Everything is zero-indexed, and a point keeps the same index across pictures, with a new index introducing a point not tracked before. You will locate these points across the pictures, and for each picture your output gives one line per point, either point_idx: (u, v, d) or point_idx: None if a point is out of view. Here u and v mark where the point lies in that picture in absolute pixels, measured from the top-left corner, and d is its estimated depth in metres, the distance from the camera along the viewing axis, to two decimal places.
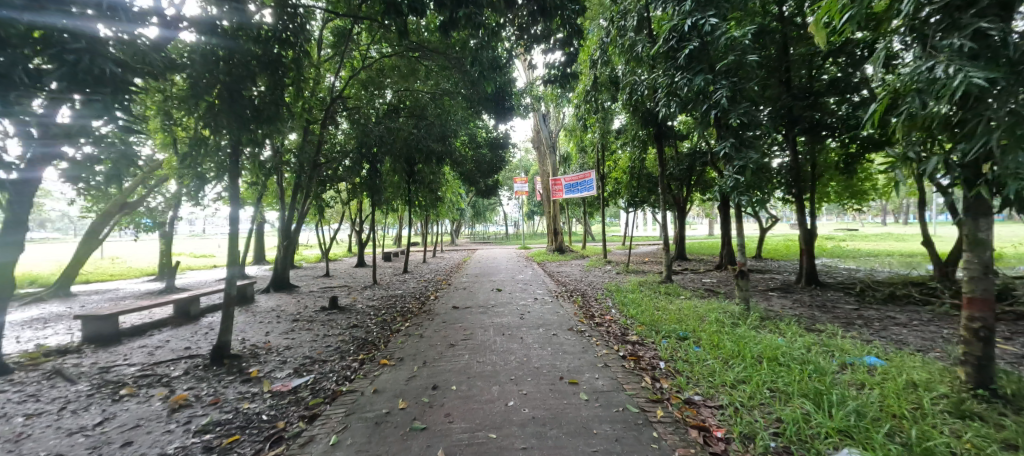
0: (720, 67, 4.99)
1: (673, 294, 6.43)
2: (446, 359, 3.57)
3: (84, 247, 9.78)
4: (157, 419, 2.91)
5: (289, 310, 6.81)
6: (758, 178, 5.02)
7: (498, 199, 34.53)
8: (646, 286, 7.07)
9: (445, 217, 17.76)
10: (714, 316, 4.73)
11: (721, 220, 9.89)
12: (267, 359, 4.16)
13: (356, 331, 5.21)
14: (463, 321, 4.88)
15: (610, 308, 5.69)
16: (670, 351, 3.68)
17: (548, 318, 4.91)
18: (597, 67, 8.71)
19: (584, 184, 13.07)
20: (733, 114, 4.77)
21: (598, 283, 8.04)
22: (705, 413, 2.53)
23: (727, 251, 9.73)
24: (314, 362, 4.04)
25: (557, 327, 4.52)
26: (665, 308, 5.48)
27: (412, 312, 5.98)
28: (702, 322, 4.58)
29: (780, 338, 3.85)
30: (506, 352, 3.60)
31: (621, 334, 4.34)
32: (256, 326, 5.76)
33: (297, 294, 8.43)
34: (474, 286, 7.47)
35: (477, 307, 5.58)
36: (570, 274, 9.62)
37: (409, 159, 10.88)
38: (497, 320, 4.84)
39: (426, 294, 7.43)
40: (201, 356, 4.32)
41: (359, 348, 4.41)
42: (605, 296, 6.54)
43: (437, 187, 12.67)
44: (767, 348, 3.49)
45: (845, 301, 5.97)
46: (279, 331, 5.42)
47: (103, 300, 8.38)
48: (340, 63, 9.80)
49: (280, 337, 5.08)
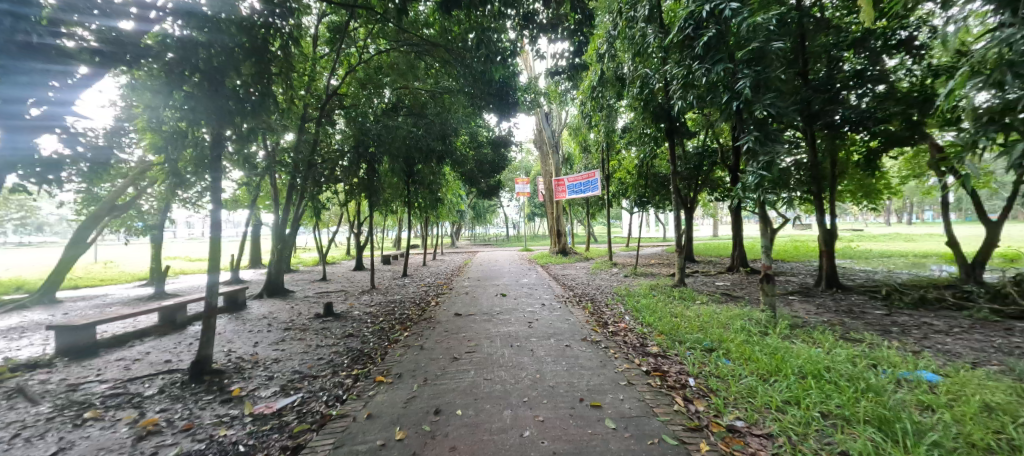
0: (741, 56, 4.64)
1: (689, 299, 6.07)
2: (449, 375, 3.19)
3: (70, 251, 9.40)
4: (119, 449, 2.55)
5: (282, 318, 6.43)
6: (784, 174, 4.68)
7: (499, 200, 34.19)
8: (659, 290, 6.71)
9: (445, 219, 17.40)
10: (739, 324, 4.36)
11: (732, 220, 9.52)
12: (252, 375, 3.79)
13: (351, 341, 4.84)
14: (467, 331, 4.50)
15: (623, 315, 5.32)
16: (698, 365, 3.30)
17: (559, 327, 4.54)
18: (603, 62, 8.40)
19: (589, 184, 12.72)
20: (758, 105, 4.43)
21: (607, 286, 7.68)
22: (754, 443, 2.16)
23: (739, 253, 9.36)
24: (303, 378, 3.67)
25: (569, 337, 4.15)
26: (683, 314, 5.11)
27: (412, 319, 5.61)
28: (727, 331, 4.21)
29: (817, 350, 3.49)
30: (516, 367, 3.23)
31: (640, 345, 3.98)
32: (244, 336, 5.39)
33: (291, 299, 8.06)
34: (476, 291, 7.08)
35: (481, 314, 5.21)
36: (576, 278, 9.25)
37: (408, 159, 10.55)
38: (503, 329, 4.46)
39: (426, 300, 7.06)
40: (180, 370, 3.95)
41: (353, 361, 4.03)
42: (617, 301, 6.17)
43: (437, 188, 12.33)
44: (809, 363, 3.12)
45: (873, 306, 5.61)
46: (269, 341, 5.04)
47: (88, 307, 8.01)
48: (337, 60, 9.49)
49: (269, 348, 4.70)
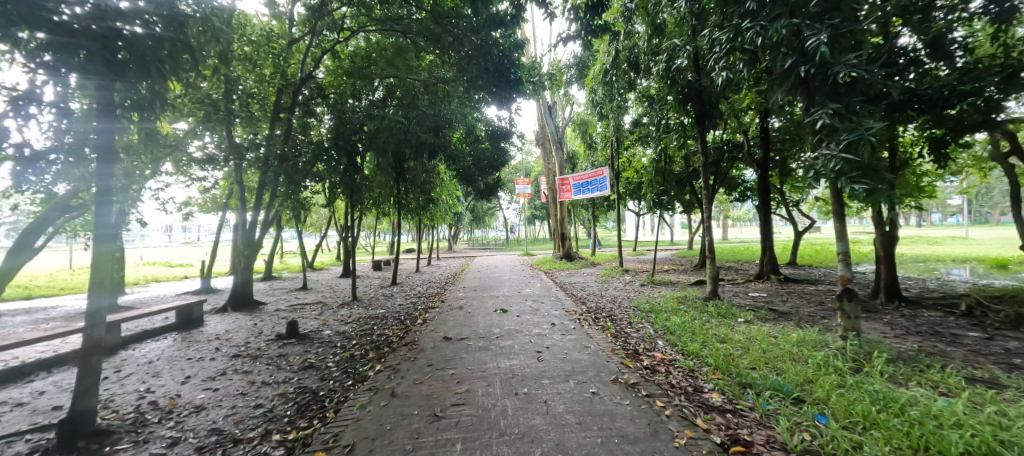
0: (814, 5, 3.57)
1: (729, 318, 4.99)
2: (422, 453, 2.09)
3: (14, 257, 8.29)
4: None
5: (236, 339, 5.33)
6: (875, 159, 3.54)
7: (498, 202, 33.08)
8: (690, 304, 5.63)
9: (441, 222, 16.31)
10: (818, 358, 3.28)
11: (761, 222, 8.45)
12: (150, 438, 2.68)
13: (308, 376, 3.74)
14: (456, 366, 3.39)
15: (655, 338, 4.25)
16: (797, 434, 2.20)
17: (577, 359, 3.44)
18: (617, 41, 7.34)
19: (597, 182, 11.65)
20: (843, 68, 3.35)
21: (624, 299, 6.60)
22: None
23: (769, 258, 8.31)
24: (219, 442, 2.57)
25: (593, 377, 3.05)
26: (734, 341, 4.02)
27: (391, 344, 4.51)
28: (805, 370, 3.13)
29: (962, 405, 2.39)
30: (525, 440, 2.12)
31: (694, 390, 2.88)
32: (179, 366, 4.29)
33: (258, 314, 6.95)
34: (472, 306, 5.99)
35: (476, 340, 4.11)
36: (585, 287, 8.16)
37: (398, 153, 9.47)
38: (505, 364, 3.35)
39: (412, 316, 5.96)
40: (55, 429, 2.83)
41: (298, 413, 2.92)
42: (641, 319, 5.09)
43: (431, 188, 11.29)
44: (977, 437, 2.02)
45: (963, 326, 4.52)
46: (205, 375, 3.94)
47: (22, 324, 6.89)
48: (316, 43, 8.43)
49: (198, 388, 3.59)
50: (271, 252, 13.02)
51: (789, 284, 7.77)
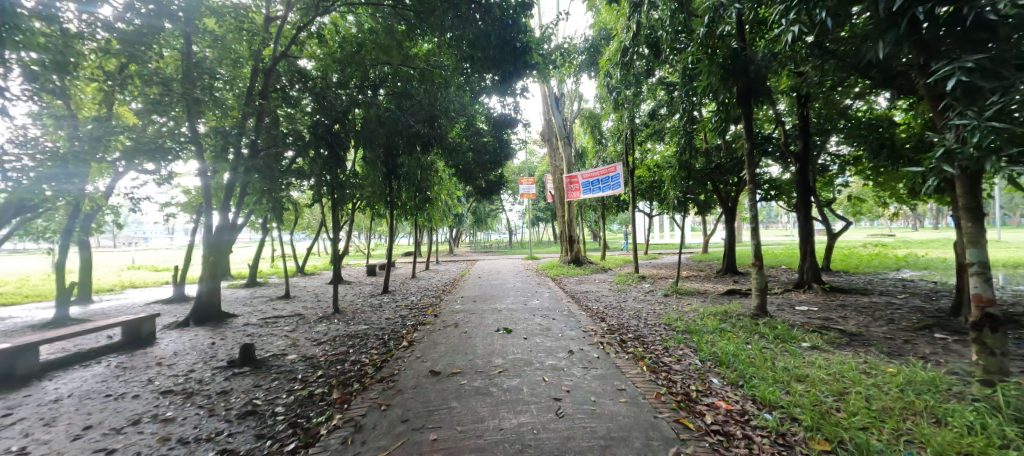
0: None
1: (791, 344, 3.96)
2: None
3: None
4: None
5: (180, 366, 4.35)
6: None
7: (500, 204, 32.03)
8: (735, 324, 4.60)
9: (441, 223, 15.35)
10: (970, 421, 2.24)
11: (801, 224, 7.42)
12: None
13: (240, 432, 2.72)
14: (441, 424, 2.39)
15: (707, 373, 3.23)
16: None
17: (613, 415, 2.42)
18: (639, 12, 6.31)
19: (608, 180, 10.64)
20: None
21: (650, 314, 5.57)
22: None
23: (811, 264, 7.30)
24: None
25: (644, 451, 2.02)
26: (819, 382, 2.99)
27: (364, 378, 3.51)
28: (960, 443, 2.09)
29: None
30: None
31: None
32: (86, 409, 3.29)
33: (221, 329, 5.98)
34: (469, 323, 5.00)
35: (472, 378, 3.10)
36: (601, 297, 7.14)
37: (390, 146, 8.49)
38: (510, 423, 2.33)
39: (398, 336, 4.95)
40: None
41: None
42: (680, 344, 4.07)
43: (428, 186, 10.32)
44: None
45: None
46: (109, 426, 2.94)
47: None
48: (298, 22, 7.47)
49: (87, 449, 2.60)
50: (256, 256, 12.06)
51: (837, 294, 6.74)
